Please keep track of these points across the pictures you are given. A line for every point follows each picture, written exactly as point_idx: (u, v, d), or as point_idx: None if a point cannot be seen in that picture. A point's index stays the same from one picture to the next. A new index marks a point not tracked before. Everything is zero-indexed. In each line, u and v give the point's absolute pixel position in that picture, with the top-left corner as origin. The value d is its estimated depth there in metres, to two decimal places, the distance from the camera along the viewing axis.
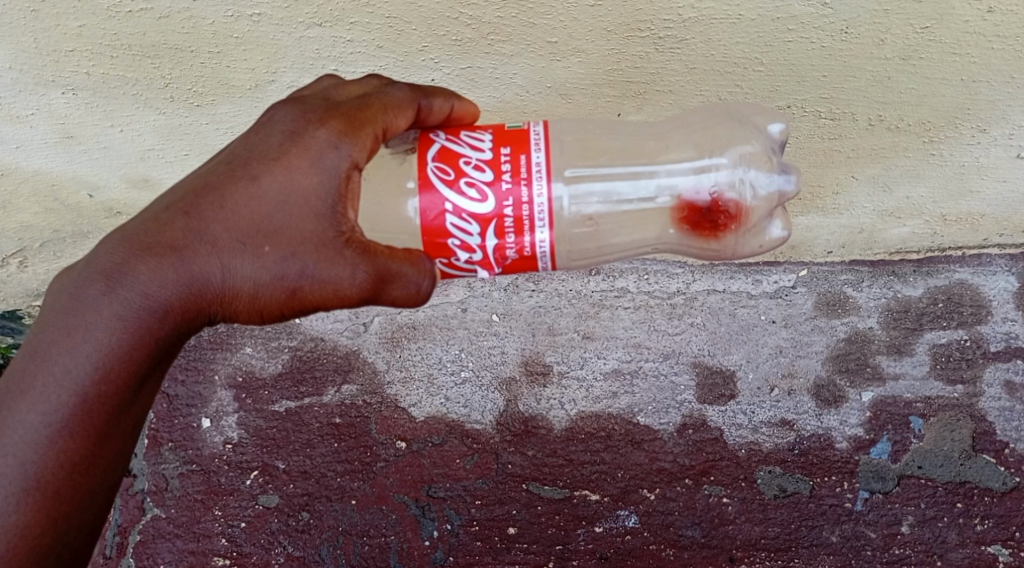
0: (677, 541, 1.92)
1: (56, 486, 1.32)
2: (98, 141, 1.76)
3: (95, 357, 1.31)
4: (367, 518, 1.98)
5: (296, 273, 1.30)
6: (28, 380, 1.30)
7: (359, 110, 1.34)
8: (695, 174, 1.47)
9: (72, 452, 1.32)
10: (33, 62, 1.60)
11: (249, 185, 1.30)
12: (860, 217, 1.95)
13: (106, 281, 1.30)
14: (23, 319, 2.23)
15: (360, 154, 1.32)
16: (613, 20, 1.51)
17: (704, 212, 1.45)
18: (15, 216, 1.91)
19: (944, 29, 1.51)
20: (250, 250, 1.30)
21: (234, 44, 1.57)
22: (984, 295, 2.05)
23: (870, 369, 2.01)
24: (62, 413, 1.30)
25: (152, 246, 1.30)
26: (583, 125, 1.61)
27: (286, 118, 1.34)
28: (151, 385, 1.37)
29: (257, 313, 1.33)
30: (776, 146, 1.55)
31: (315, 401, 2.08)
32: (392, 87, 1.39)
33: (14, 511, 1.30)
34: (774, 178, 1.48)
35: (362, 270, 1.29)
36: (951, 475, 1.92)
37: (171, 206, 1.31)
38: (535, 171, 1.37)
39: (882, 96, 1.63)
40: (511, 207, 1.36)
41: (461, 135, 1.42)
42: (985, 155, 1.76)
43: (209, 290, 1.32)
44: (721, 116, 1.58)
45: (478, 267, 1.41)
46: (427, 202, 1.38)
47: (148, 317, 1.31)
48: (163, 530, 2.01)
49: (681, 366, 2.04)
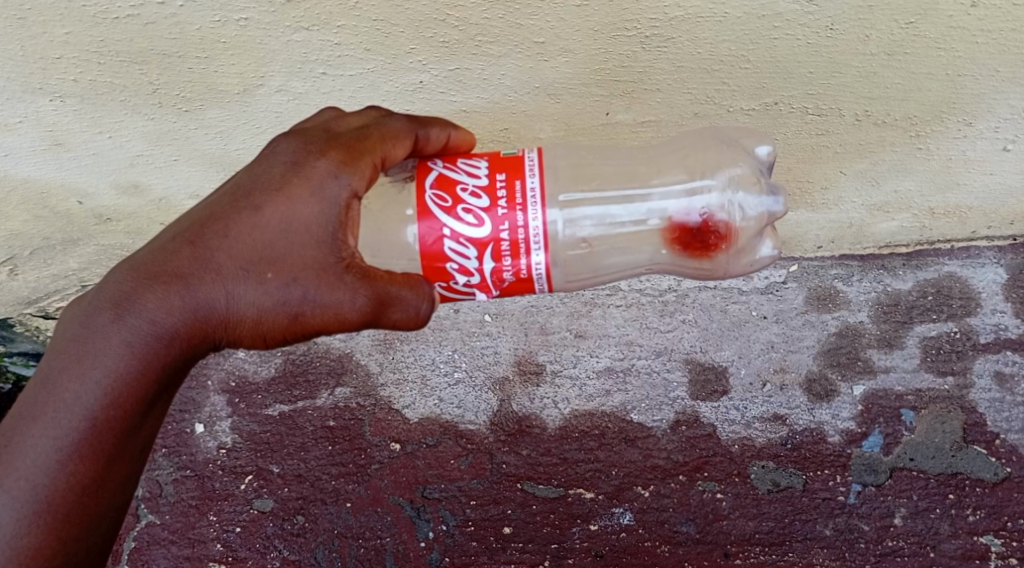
0: (673, 537, 1.92)
1: (66, 508, 1.33)
2: (87, 148, 1.75)
3: (104, 384, 1.31)
4: (362, 520, 1.98)
5: (299, 298, 1.32)
6: (39, 405, 1.31)
7: (358, 141, 1.37)
8: (687, 196, 1.50)
9: (82, 474, 1.33)
10: (20, 69, 1.60)
11: (252, 214, 1.33)
12: (849, 212, 1.96)
13: (115, 309, 1.32)
14: (14, 328, 2.22)
15: (359, 183, 1.34)
16: (600, 20, 1.52)
17: (695, 233, 1.48)
18: (4, 224, 1.91)
19: (928, 24, 1.52)
20: (253, 277, 1.33)
21: (222, 49, 1.57)
22: (973, 287, 2.06)
23: (861, 363, 2.02)
24: (73, 438, 1.31)
25: (159, 275, 1.32)
26: (578, 152, 1.65)
27: (288, 148, 1.36)
28: (158, 409, 1.38)
29: (261, 338, 1.35)
30: (765, 167, 1.58)
31: (309, 405, 2.08)
32: (391, 117, 1.42)
33: (26, 533, 1.31)
34: (763, 199, 1.50)
35: (363, 295, 1.32)
36: (942, 466, 1.93)
37: (177, 235, 1.34)
38: (530, 197, 1.38)
39: (868, 91, 1.63)
40: (507, 232, 1.38)
41: (458, 163, 1.44)
42: (971, 149, 1.77)
43: (214, 316, 1.34)
44: (712, 141, 1.61)
45: (476, 290, 1.43)
46: (425, 228, 1.39)
47: (155, 344, 1.33)
48: (158, 536, 2.01)
49: (674, 363, 2.05)
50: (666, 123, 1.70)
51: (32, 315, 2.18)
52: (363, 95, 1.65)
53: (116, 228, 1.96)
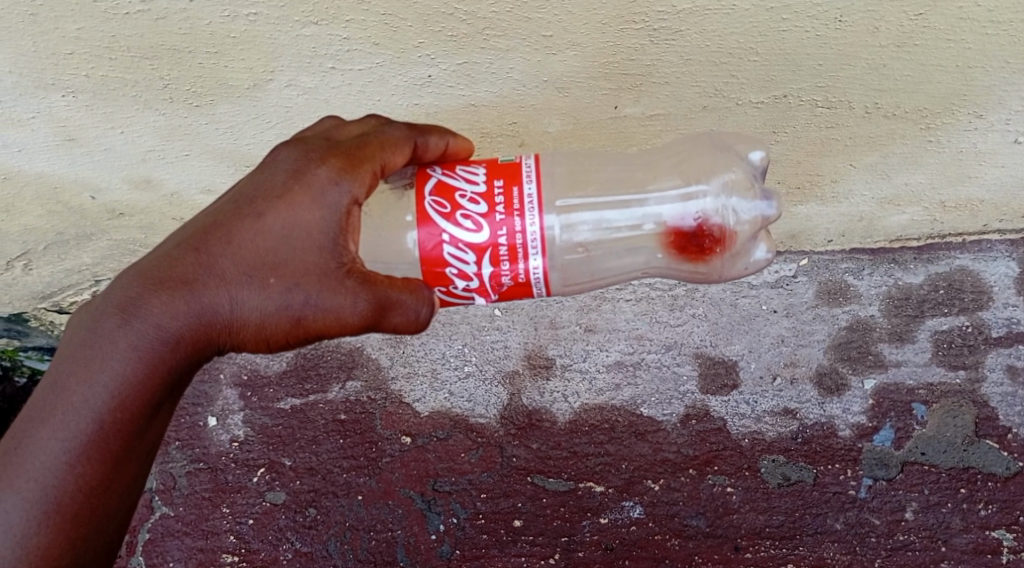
0: (683, 531, 1.93)
1: (75, 509, 1.35)
2: (100, 143, 1.76)
3: (111, 387, 1.34)
4: (374, 513, 1.99)
5: (300, 302, 1.33)
6: (48, 408, 1.34)
7: (358, 148, 1.38)
8: (682, 201, 1.52)
9: (90, 476, 1.35)
10: (32, 65, 1.61)
11: (254, 221, 1.34)
12: (860, 205, 1.95)
13: (121, 314, 1.34)
14: (29, 323, 2.24)
15: (360, 190, 1.36)
16: (608, 13, 1.52)
17: (691, 237, 1.50)
18: (19, 219, 1.92)
19: (938, 15, 1.51)
20: (256, 282, 1.34)
21: (231, 44, 1.58)
22: (985, 281, 2.05)
23: (872, 357, 2.02)
24: (81, 440, 1.34)
25: (164, 280, 1.34)
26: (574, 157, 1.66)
27: (290, 156, 1.38)
28: (164, 412, 1.40)
29: (264, 342, 1.37)
30: (759, 173, 1.61)
31: (320, 398, 2.09)
32: (390, 125, 1.42)
33: (35, 533, 1.33)
34: (757, 204, 1.53)
35: (363, 299, 1.33)
36: (954, 460, 1.93)
37: (181, 242, 1.36)
38: (527, 203, 1.40)
39: (878, 83, 1.63)
40: (505, 237, 1.39)
41: (456, 170, 1.45)
42: (982, 141, 1.76)
43: (218, 321, 1.35)
44: (704, 147, 1.63)
45: (475, 294, 1.44)
46: (425, 234, 1.41)
47: (161, 348, 1.35)
48: (171, 528, 2.03)
49: (684, 358, 2.05)
50: (675, 116, 1.70)
51: (47, 310, 2.20)
52: (372, 89, 1.66)
53: (128, 223, 1.97)
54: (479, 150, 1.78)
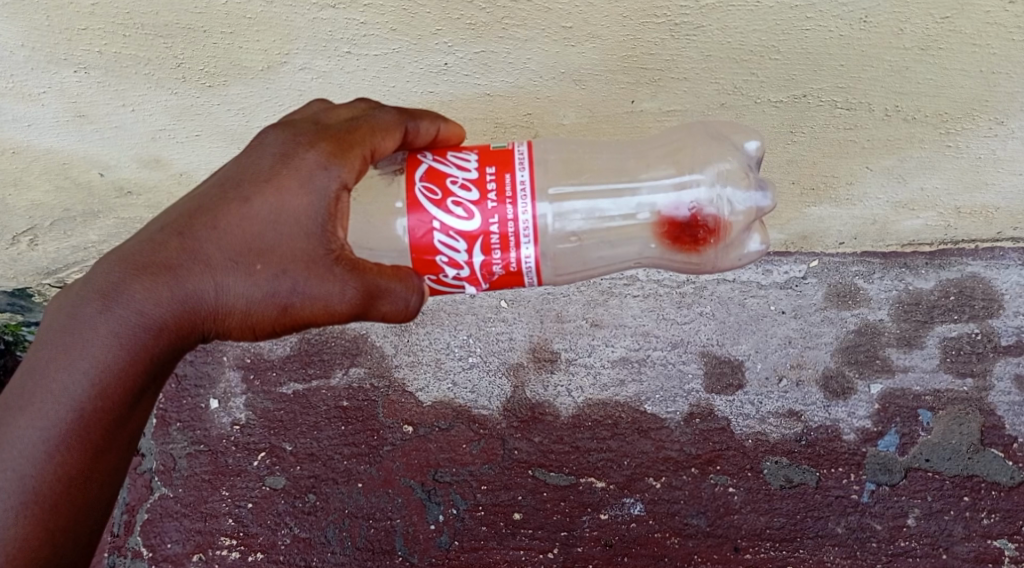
0: (683, 530, 1.92)
1: (54, 499, 1.35)
2: (110, 120, 1.75)
3: (92, 374, 1.34)
4: (373, 501, 1.98)
5: (288, 290, 1.33)
6: (27, 396, 1.33)
7: (347, 133, 1.38)
8: (676, 190, 1.53)
9: (70, 466, 1.35)
10: (46, 39, 1.59)
11: (241, 205, 1.34)
12: (874, 208, 1.93)
13: (103, 299, 1.33)
14: (33, 298, 2.23)
15: (349, 175, 1.35)
16: (629, 6, 1.50)
17: (685, 227, 1.50)
18: (26, 194, 1.91)
19: (965, 19, 1.49)
20: (242, 268, 1.34)
21: (247, 25, 1.57)
22: (996, 288, 2.03)
23: (880, 361, 2.00)
24: (60, 429, 1.33)
25: (147, 266, 1.33)
26: (566, 144, 1.66)
27: (277, 139, 1.37)
28: (147, 399, 1.40)
29: (250, 329, 1.37)
30: (753, 162, 1.61)
31: (323, 384, 2.08)
32: (380, 110, 1.42)
33: (14, 524, 1.32)
34: (752, 195, 1.53)
35: (351, 287, 1.33)
36: (959, 468, 1.92)
37: (165, 227, 1.35)
38: (519, 190, 1.39)
39: (900, 86, 1.61)
40: (497, 225, 1.39)
41: (447, 156, 1.44)
42: (1001, 148, 1.74)
43: (202, 307, 1.35)
44: (700, 134, 1.62)
45: (465, 283, 1.44)
46: (415, 221, 1.40)
47: (143, 334, 1.34)
48: (171, 509, 2.03)
49: (690, 356, 2.03)
50: (692, 112, 1.68)
51: (51, 286, 2.18)
52: (387, 75, 1.64)
53: (136, 202, 1.96)
54: (493, 139, 1.77)
